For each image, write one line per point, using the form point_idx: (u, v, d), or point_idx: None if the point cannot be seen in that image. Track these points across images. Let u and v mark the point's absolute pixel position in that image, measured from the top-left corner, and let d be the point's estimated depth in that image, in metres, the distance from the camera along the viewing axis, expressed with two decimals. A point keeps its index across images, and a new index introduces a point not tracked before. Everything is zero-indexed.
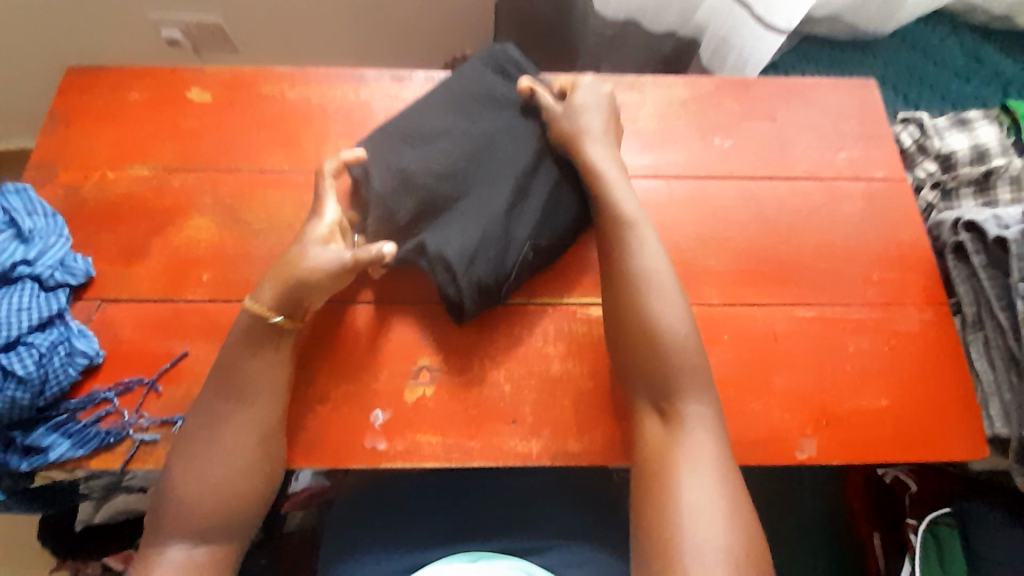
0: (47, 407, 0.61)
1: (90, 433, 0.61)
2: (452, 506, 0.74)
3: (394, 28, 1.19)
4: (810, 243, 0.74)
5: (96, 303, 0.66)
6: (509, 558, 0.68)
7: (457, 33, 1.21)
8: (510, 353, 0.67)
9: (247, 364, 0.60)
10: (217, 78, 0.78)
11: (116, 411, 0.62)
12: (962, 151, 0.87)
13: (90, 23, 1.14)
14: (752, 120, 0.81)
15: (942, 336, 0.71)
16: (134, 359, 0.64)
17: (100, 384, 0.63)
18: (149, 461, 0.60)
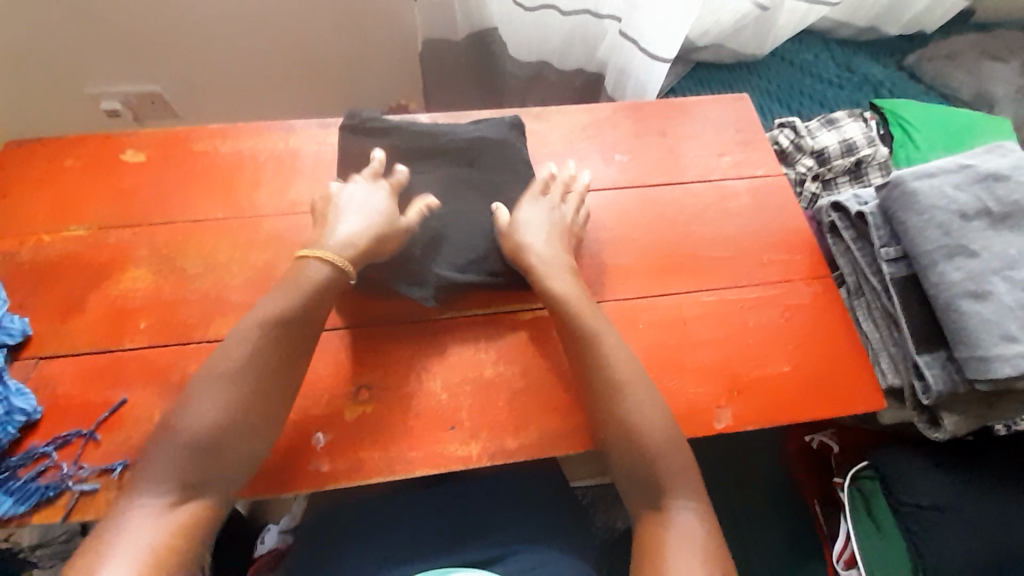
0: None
1: (29, 488, 0.60)
2: (407, 527, 0.75)
3: (330, 83, 1.29)
4: (707, 235, 0.84)
5: (32, 361, 0.67)
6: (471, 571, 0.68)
7: (391, 84, 1.32)
8: (444, 363, 0.71)
9: (254, 382, 0.61)
10: (152, 140, 0.83)
11: (55, 464, 0.62)
12: (832, 147, 1.00)
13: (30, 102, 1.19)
14: (646, 136, 0.92)
15: (829, 304, 0.80)
16: (72, 410, 0.65)
17: (38, 440, 0.63)
18: (89, 512, 0.60)
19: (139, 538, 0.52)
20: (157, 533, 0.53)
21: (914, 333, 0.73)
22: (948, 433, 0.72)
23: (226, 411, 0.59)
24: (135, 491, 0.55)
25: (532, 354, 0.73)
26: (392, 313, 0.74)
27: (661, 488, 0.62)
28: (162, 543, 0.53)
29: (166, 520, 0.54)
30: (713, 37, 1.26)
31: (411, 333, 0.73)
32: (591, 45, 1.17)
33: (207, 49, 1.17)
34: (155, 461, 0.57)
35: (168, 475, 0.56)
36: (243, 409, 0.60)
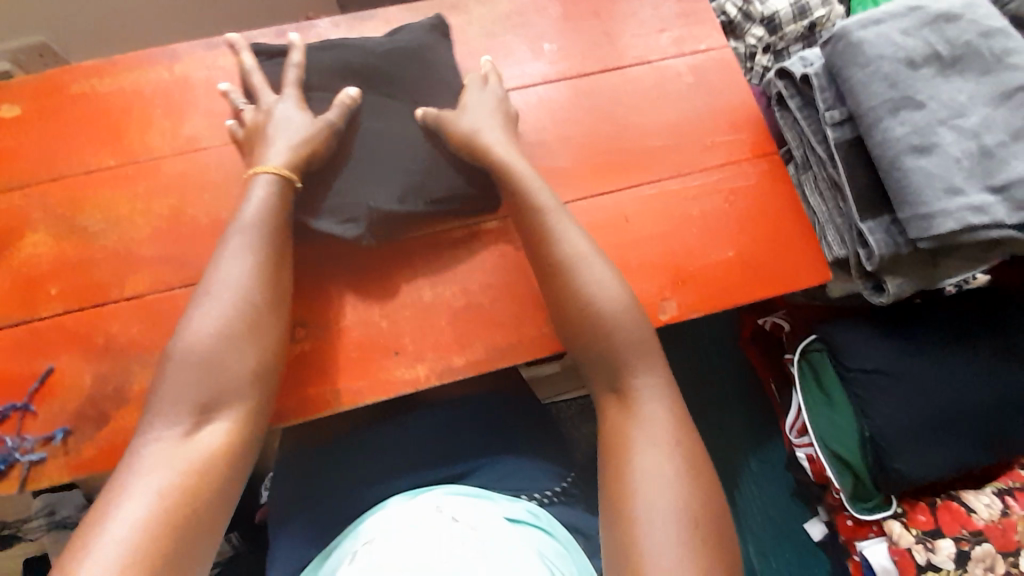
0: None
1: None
2: (376, 454, 0.76)
3: None
4: (647, 124, 0.78)
5: None
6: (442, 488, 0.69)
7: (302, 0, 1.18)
8: (382, 292, 0.69)
9: (252, 308, 0.59)
10: (19, 89, 0.74)
11: None
12: (783, 10, 0.90)
13: None
14: (576, 19, 0.83)
15: (776, 182, 0.77)
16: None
17: None
18: (43, 479, 0.61)
19: (149, 483, 0.50)
20: (169, 479, 0.50)
21: (856, 200, 0.71)
22: (890, 296, 0.72)
23: (223, 338, 0.57)
24: (150, 424, 0.54)
25: (471, 272, 0.71)
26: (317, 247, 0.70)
27: (623, 369, 0.60)
28: (174, 490, 0.50)
29: (178, 464, 0.51)
30: None
31: (341, 265, 0.70)
32: None
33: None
34: (161, 406, 0.54)
35: (181, 406, 0.54)
36: (243, 335, 0.58)
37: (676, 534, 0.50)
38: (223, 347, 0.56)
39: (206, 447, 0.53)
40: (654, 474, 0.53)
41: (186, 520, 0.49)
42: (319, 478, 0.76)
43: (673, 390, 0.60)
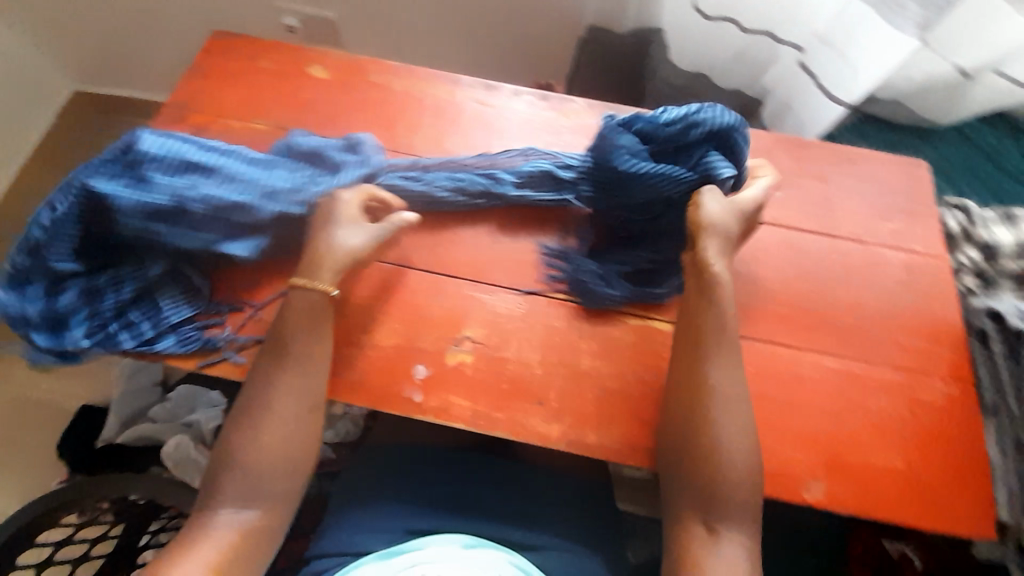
0: (157, 309, 0.76)
1: (195, 338, 0.75)
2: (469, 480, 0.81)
3: (496, 41, 1.39)
4: (842, 299, 0.78)
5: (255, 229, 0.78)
6: (501, 550, 0.75)
7: (556, 34, 1.35)
8: (546, 340, 0.73)
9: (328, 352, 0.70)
10: (337, 61, 0.92)
11: (221, 325, 0.76)
12: (1007, 245, 0.91)
13: (241, 7, 1.40)
14: (804, 179, 0.88)
15: (960, 411, 0.73)
16: (239, 275, 0.79)
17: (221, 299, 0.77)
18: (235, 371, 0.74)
19: (216, 544, 0.63)
20: (216, 552, 0.62)
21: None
22: None
23: (266, 392, 0.68)
24: (248, 395, 0.68)
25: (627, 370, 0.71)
26: (524, 278, 0.76)
27: (704, 460, 0.64)
28: (219, 559, 0.62)
29: (225, 539, 0.63)
30: (897, 91, 1.18)
31: (501, 299, 0.75)
32: (759, 70, 1.18)
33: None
34: (222, 487, 0.65)
35: (233, 491, 0.65)
36: (266, 376, 0.68)
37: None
38: (279, 450, 0.66)
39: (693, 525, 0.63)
40: None
41: (240, 557, 0.63)
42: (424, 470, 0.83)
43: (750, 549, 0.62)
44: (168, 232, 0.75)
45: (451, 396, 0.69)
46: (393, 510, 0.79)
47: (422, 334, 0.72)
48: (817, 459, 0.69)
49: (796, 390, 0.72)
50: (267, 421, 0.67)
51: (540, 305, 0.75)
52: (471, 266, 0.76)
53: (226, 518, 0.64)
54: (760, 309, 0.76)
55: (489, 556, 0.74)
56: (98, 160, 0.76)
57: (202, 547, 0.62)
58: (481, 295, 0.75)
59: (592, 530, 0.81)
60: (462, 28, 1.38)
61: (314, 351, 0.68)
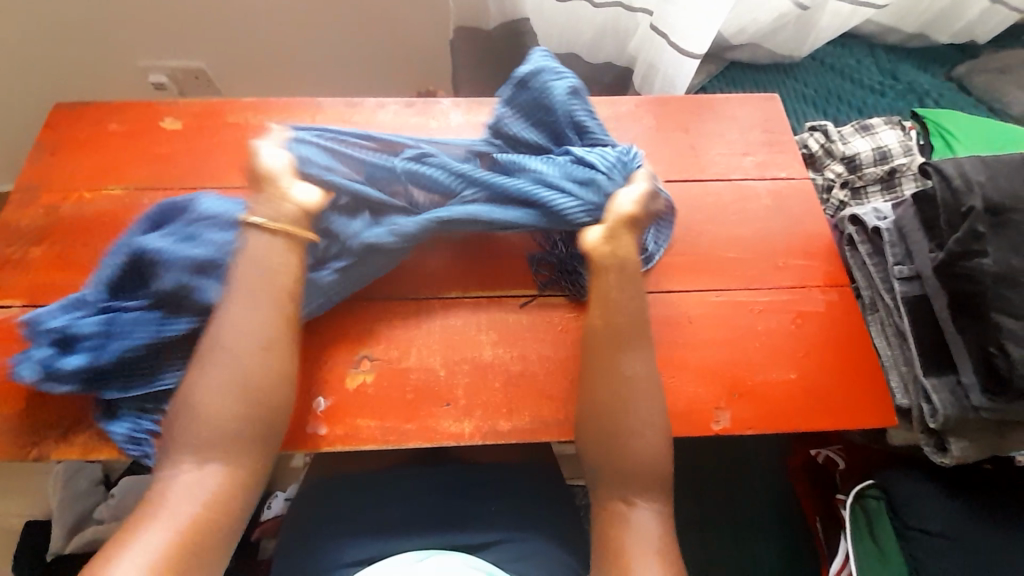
0: (151, 370, 0.69)
1: (143, 438, 0.68)
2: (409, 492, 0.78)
3: (371, 57, 1.37)
4: (721, 236, 0.82)
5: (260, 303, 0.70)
6: (461, 554, 0.71)
7: (426, 34, 1.34)
8: (444, 340, 0.72)
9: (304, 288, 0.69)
10: (188, 109, 0.89)
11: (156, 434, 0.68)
12: (865, 154, 0.98)
13: (98, 72, 1.33)
14: (668, 132, 0.92)
15: (844, 314, 0.78)
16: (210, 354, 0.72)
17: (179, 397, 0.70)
18: None
19: (183, 507, 0.59)
20: (185, 516, 0.58)
21: (923, 354, 0.73)
22: (955, 459, 0.71)
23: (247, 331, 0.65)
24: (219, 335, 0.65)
25: (525, 350, 0.72)
26: (414, 284, 0.76)
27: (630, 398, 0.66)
28: (188, 524, 0.58)
29: (193, 502, 0.59)
30: (750, 35, 1.22)
31: (393, 309, 0.74)
32: (624, 37, 1.20)
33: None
34: (182, 449, 0.62)
35: (194, 446, 0.62)
36: (251, 313, 0.66)
37: (640, 550, 0.61)
38: (240, 405, 0.63)
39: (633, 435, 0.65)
40: (644, 529, 0.62)
41: (215, 523, 0.59)
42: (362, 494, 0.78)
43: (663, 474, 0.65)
44: (205, 291, 0.69)
45: (358, 420, 0.68)
46: (329, 546, 0.74)
47: (320, 365, 0.71)
48: (721, 392, 0.72)
49: (690, 332, 0.75)
50: (229, 376, 0.63)
51: (436, 308, 0.75)
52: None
53: (185, 481, 0.60)
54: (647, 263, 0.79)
55: (453, 564, 0.69)
56: (159, 216, 0.73)
57: (162, 515, 0.58)
58: (375, 312, 0.74)
59: (546, 515, 0.78)
60: (328, 46, 1.34)
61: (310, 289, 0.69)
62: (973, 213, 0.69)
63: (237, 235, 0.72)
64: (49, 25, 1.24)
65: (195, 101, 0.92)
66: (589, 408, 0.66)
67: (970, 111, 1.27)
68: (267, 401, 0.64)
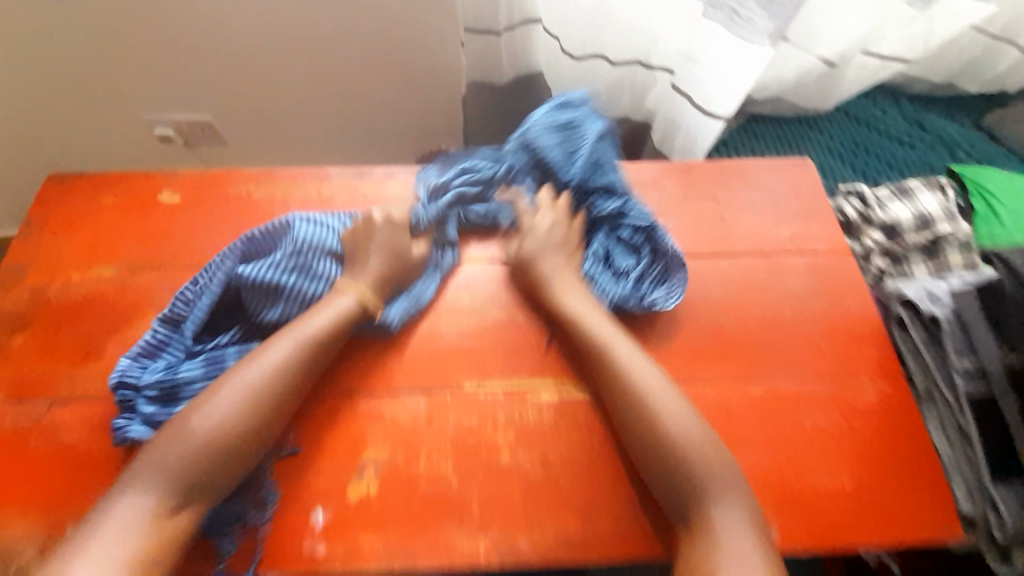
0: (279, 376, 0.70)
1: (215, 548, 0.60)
2: None
3: (382, 108, 1.35)
4: (755, 318, 0.76)
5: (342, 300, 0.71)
6: None
7: (437, 90, 1.32)
8: (456, 441, 0.66)
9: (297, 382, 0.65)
10: (186, 181, 0.86)
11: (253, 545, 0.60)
12: (905, 220, 0.91)
13: (109, 127, 1.33)
14: (692, 201, 0.87)
15: (897, 409, 0.71)
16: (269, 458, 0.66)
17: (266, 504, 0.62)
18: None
19: None
20: None
21: (991, 459, 0.66)
22: None
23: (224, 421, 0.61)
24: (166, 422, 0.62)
25: (545, 454, 0.66)
26: (427, 376, 0.70)
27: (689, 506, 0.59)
28: None
29: None
30: (774, 90, 1.18)
31: (402, 407, 0.68)
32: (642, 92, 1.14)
33: (253, 55, 1.23)
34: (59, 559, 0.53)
35: (162, 481, 0.57)
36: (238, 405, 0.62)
37: None
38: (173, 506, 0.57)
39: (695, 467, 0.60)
40: None
41: None
42: None
43: (750, 517, 0.58)
44: (289, 286, 0.73)
45: (361, 537, 0.61)
46: None
47: (323, 468, 0.64)
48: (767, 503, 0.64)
49: (728, 431, 0.68)
50: (234, 418, 0.61)
51: (449, 405, 0.68)
52: (364, 376, 0.70)
53: None
54: (675, 350, 0.73)
55: None
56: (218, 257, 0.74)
57: None
58: (382, 409, 0.68)
59: None
60: (339, 100, 1.33)
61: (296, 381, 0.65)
62: None
63: (325, 228, 0.77)
64: (64, 84, 1.24)
65: (195, 171, 0.89)
66: (653, 443, 0.62)
67: (1007, 164, 1.21)
68: (216, 452, 0.59)
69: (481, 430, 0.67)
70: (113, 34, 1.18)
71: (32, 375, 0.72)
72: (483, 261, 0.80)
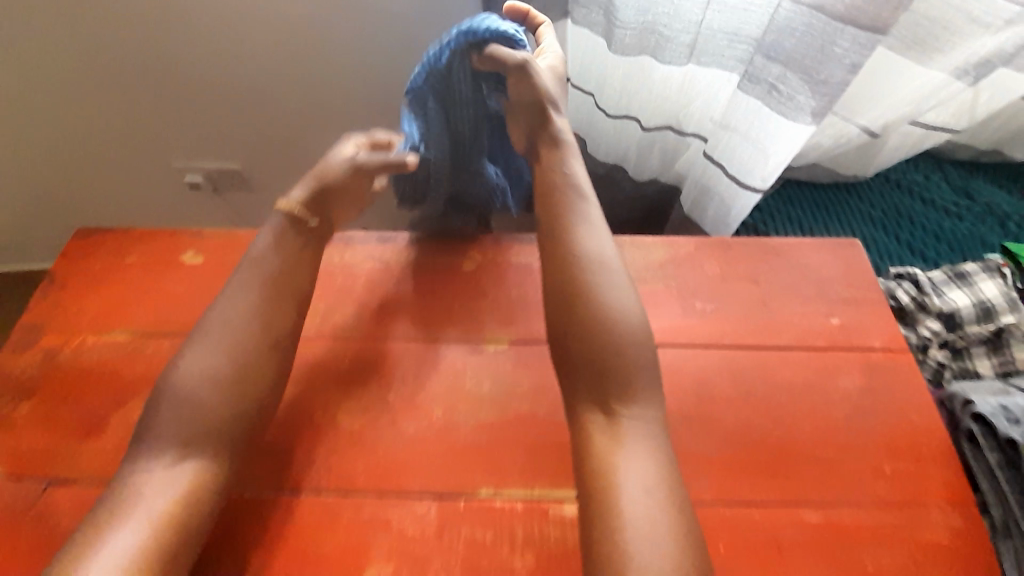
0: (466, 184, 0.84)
1: None
2: None
3: None
4: (806, 426, 0.68)
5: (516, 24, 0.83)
6: None
7: None
8: (468, 562, 0.58)
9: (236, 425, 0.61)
10: (211, 243, 0.83)
11: None
12: (965, 310, 0.84)
13: (136, 169, 1.33)
14: (734, 283, 0.80)
15: (976, 548, 0.61)
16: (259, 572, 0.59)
17: None
18: None
19: None
20: None
21: None
22: None
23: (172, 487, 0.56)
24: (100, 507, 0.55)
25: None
26: (440, 478, 0.64)
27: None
28: None
29: None
30: (811, 159, 1.12)
31: (410, 515, 0.61)
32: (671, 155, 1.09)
33: (280, 106, 1.23)
34: None
35: (213, 342, 0.63)
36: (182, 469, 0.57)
37: None
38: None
39: (629, 502, 0.54)
40: None
41: None
42: None
43: (662, 431, 0.60)
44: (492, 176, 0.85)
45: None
46: None
47: None
48: None
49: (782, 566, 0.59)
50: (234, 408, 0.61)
51: (461, 515, 0.61)
52: (369, 474, 0.64)
53: None
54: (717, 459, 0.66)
55: None
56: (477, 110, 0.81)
57: None
58: (389, 516, 0.61)
59: None
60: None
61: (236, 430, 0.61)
62: None
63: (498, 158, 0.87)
64: (96, 130, 1.26)
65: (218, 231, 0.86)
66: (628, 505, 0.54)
67: None
68: (240, 407, 0.61)
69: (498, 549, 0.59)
70: (140, 84, 1.18)
71: (23, 453, 0.67)
72: (507, 342, 0.74)
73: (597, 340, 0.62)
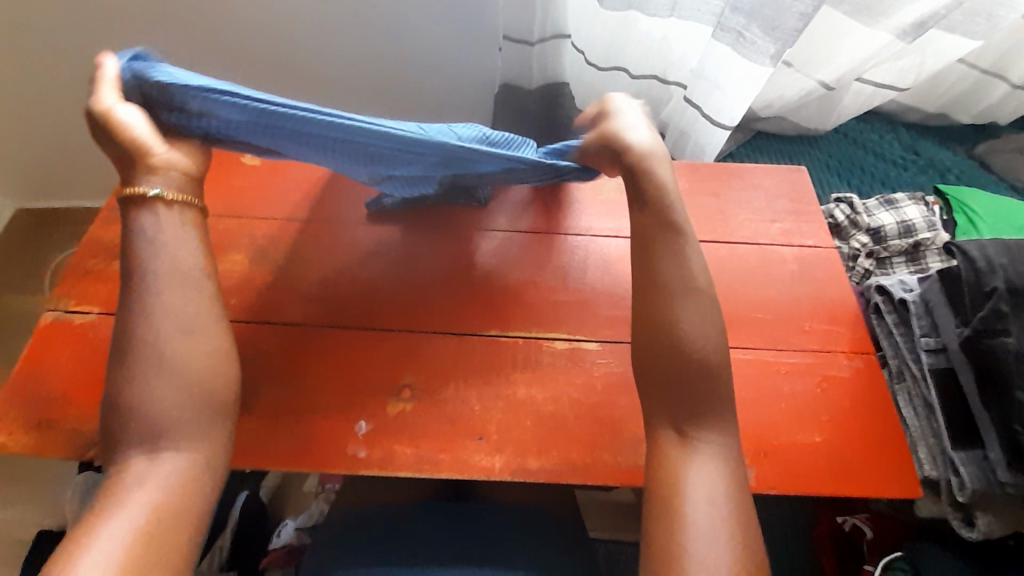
0: None
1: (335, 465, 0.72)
2: (439, 523, 0.80)
3: None
4: (747, 296, 0.86)
5: None
6: None
7: None
8: (479, 376, 0.77)
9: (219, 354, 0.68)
10: None
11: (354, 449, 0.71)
12: (889, 226, 1.02)
13: None
14: (698, 195, 0.98)
15: (870, 382, 0.79)
16: (315, 377, 0.77)
17: (348, 410, 0.74)
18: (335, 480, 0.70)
19: None
20: None
21: (950, 426, 0.73)
22: (981, 533, 0.72)
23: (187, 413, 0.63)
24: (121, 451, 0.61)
25: (554, 393, 0.76)
26: (458, 321, 0.81)
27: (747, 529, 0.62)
28: None
29: None
30: (776, 109, 1.31)
31: (435, 345, 0.79)
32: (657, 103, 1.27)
33: None
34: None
35: (182, 283, 0.67)
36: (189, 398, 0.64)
37: None
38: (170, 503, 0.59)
39: (692, 505, 0.60)
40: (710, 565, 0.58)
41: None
42: (390, 523, 0.80)
43: (727, 454, 0.65)
44: None
45: (395, 446, 0.71)
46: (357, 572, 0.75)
47: (368, 387, 0.76)
48: (748, 449, 0.73)
49: None
50: (206, 336, 0.67)
51: (474, 346, 0.79)
52: (402, 319, 0.81)
53: None
54: None
55: None
56: None
57: None
58: (420, 345, 0.79)
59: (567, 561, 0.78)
60: (375, 98, 1.39)
61: (218, 361, 0.67)
62: (996, 295, 0.72)
63: None
64: None
65: None
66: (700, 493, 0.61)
67: (993, 188, 1.31)
68: (218, 329, 0.68)
69: (501, 369, 0.77)
70: None
71: None
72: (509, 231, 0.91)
73: (673, 372, 0.67)
